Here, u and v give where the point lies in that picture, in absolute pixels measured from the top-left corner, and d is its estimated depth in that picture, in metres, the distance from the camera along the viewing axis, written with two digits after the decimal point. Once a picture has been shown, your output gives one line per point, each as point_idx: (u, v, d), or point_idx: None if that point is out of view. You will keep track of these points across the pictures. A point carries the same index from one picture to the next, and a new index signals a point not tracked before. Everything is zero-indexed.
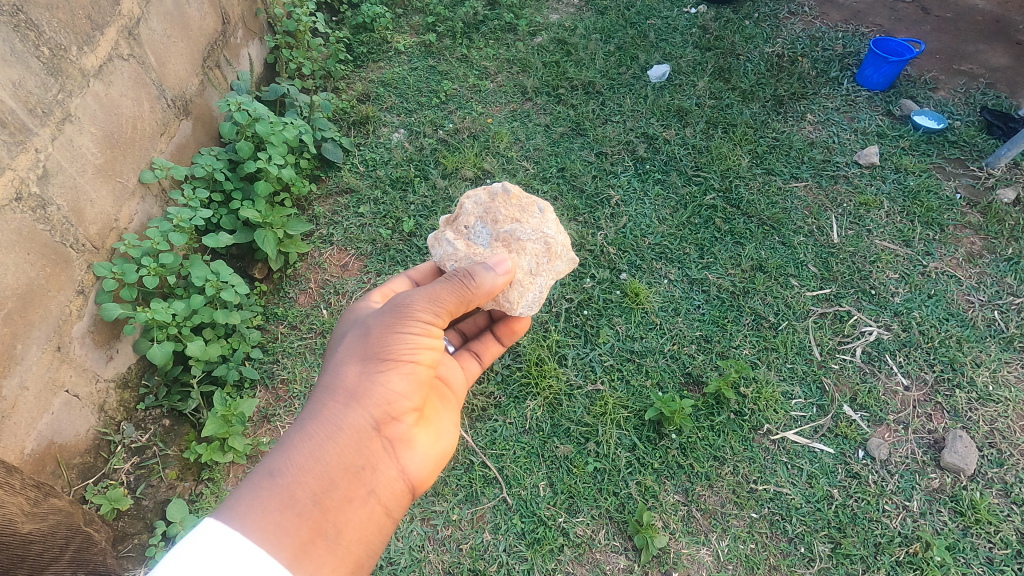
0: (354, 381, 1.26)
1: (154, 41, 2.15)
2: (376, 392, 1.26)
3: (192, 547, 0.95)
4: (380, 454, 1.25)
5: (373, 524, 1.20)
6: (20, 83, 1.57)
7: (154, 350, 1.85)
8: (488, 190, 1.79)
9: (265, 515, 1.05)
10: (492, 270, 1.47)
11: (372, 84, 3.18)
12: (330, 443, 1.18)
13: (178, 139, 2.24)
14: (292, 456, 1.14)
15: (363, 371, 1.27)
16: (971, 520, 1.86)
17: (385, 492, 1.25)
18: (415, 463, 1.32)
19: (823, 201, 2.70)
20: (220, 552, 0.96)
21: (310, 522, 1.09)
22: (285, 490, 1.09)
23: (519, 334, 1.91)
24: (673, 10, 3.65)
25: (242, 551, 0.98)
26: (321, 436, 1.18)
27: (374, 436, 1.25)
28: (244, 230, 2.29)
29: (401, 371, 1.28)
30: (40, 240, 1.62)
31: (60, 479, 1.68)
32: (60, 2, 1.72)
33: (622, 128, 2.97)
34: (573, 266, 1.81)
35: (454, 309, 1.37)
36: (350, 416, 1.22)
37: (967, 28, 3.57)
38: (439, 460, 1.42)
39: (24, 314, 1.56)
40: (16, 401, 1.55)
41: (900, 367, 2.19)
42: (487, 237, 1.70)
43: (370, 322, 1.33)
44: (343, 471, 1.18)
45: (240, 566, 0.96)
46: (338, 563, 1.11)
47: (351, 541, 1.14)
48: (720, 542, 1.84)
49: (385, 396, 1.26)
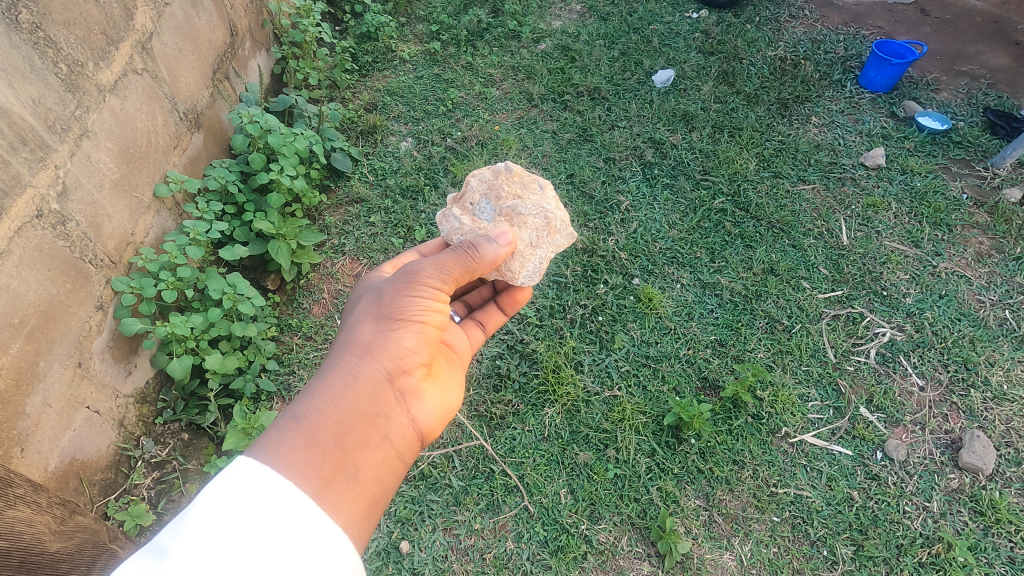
0: (369, 337, 1.31)
1: (167, 55, 2.16)
2: (389, 346, 1.31)
3: (231, 480, 0.96)
4: (393, 404, 1.28)
5: (388, 467, 1.21)
6: (39, 100, 1.57)
7: (174, 365, 1.85)
8: (492, 169, 1.85)
9: (291, 452, 1.06)
10: (495, 242, 1.54)
11: (378, 93, 3.19)
12: (347, 389, 1.21)
13: (191, 152, 2.24)
14: (313, 401, 1.16)
15: (377, 328, 1.32)
16: (992, 520, 1.87)
17: (398, 438, 1.26)
18: (425, 414, 1.35)
19: (831, 203, 2.72)
20: (246, 477, 0.98)
21: (332, 460, 1.10)
22: (309, 428, 1.11)
23: (522, 304, 1.95)
24: (675, 16, 3.68)
25: (275, 485, 0.98)
26: (339, 382, 1.21)
27: (387, 386, 1.28)
28: (257, 242, 2.29)
29: (412, 329, 1.34)
30: (60, 256, 1.62)
31: (83, 496, 1.69)
32: (76, 18, 1.72)
33: (629, 133, 2.98)
34: (572, 241, 1.82)
35: (460, 277, 1.44)
36: (365, 367, 1.26)
37: (966, 29, 3.60)
38: (446, 415, 1.44)
39: (45, 331, 1.56)
40: (40, 419, 1.54)
41: (914, 368, 2.21)
42: (490, 212, 1.76)
43: (382, 287, 1.40)
44: (359, 413, 1.20)
45: (271, 503, 0.96)
46: (358, 498, 1.10)
47: (368, 479, 1.14)
48: (742, 547, 1.84)
49: (397, 350, 1.31)
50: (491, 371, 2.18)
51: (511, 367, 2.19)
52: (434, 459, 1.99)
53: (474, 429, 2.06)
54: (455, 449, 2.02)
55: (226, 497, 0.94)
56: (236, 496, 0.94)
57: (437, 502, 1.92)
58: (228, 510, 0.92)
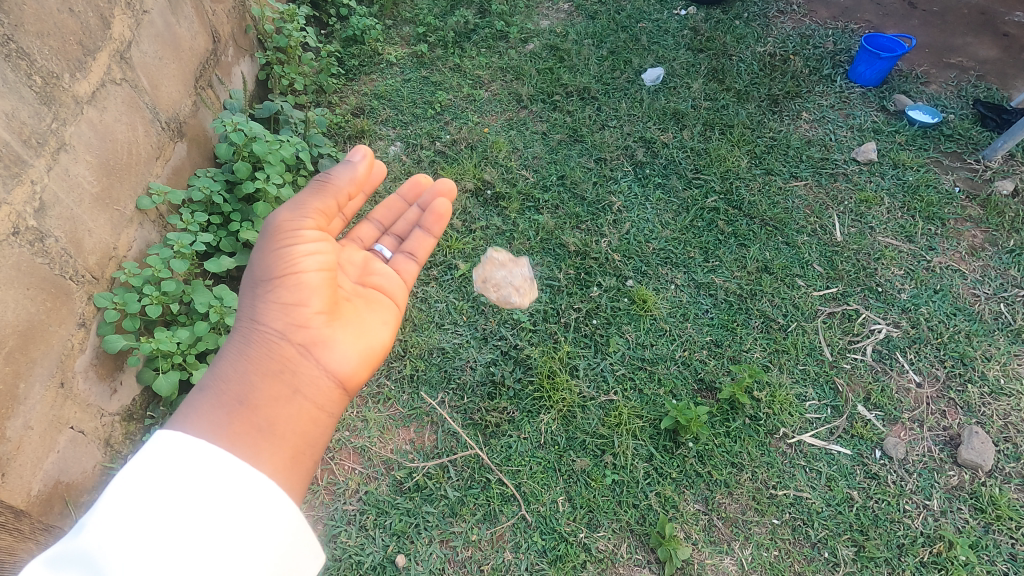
0: (256, 304, 1.34)
1: (147, 63, 2.11)
2: (277, 307, 1.33)
3: (136, 460, 1.00)
4: (299, 357, 1.30)
5: (307, 414, 1.25)
6: (13, 114, 1.53)
7: (160, 381, 1.82)
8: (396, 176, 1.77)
9: (192, 423, 1.11)
10: (348, 165, 1.52)
11: (365, 97, 3.14)
12: (245, 355, 1.26)
13: (174, 162, 2.20)
14: (212, 379, 1.21)
15: (263, 296, 1.35)
16: (992, 517, 1.86)
17: (314, 385, 1.29)
18: (341, 355, 1.36)
19: (823, 200, 2.70)
20: (149, 456, 1.01)
21: (239, 417, 1.15)
22: (214, 395, 1.18)
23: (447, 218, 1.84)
24: (664, 13, 3.65)
25: (189, 444, 1.04)
26: (239, 347, 1.27)
27: (286, 343, 1.30)
28: (244, 252, 2.25)
29: (302, 278, 1.36)
30: (39, 274, 1.58)
31: (69, 520, 1.62)
32: (50, 29, 1.67)
33: (620, 133, 2.95)
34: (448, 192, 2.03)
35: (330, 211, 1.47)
36: (259, 332, 1.30)
37: (954, 21, 3.58)
38: (373, 355, 1.44)
39: (25, 351, 1.52)
40: (21, 442, 1.49)
41: (911, 364, 2.20)
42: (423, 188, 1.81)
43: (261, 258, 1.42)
44: (264, 372, 1.25)
45: (177, 467, 1.00)
46: (277, 445, 1.16)
47: (284, 426, 1.19)
48: (743, 551, 1.82)
49: (285, 308, 1.33)
50: (485, 378, 2.16)
51: (506, 373, 2.16)
52: (429, 470, 1.97)
53: (469, 438, 2.03)
54: (450, 459, 1.99)
55: (129, 476, 0.97)
56: (141, 471, 0.98)
57: (433, 513, 1.88)
58: (137, 483, 0.97)
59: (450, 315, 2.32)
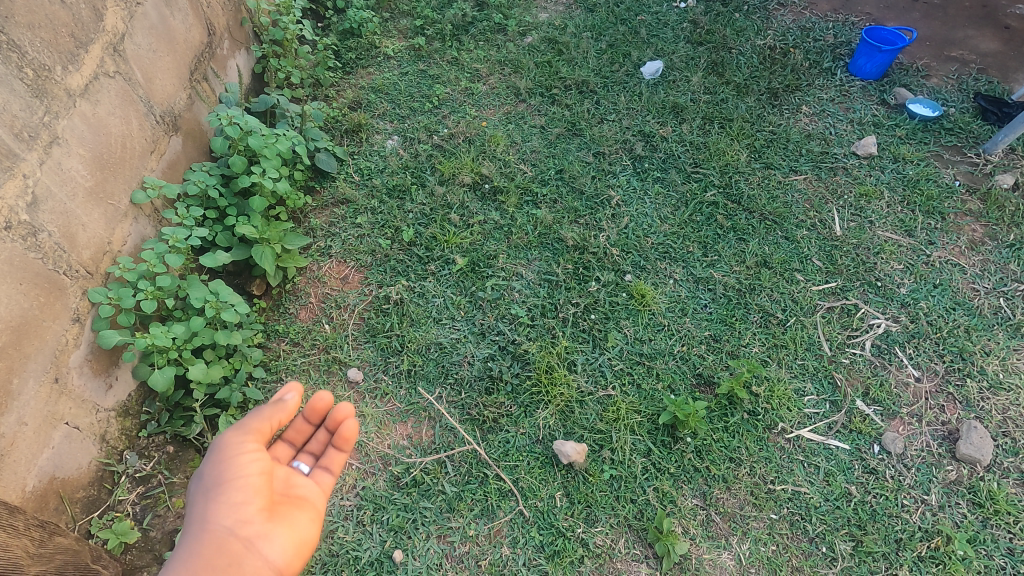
0: (199, 507, 1.31)
1: (141, 56, 2.09)
2: (221, 506, 1.30)
3: None
4: (243, 552, 1.27)
5: None
6: (4, 108, 1.51)
7: (155, 377, 1.80)
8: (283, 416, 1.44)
9: None
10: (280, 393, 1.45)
11: (363, 91, 3.12)
12: (191, 557, 1.23)
13: (168, 156, 2.18)
14: None
15: (205, 498, 1.32)
16: (991, 511, 1.86)
17: None
18: (278, 552, 1.31)
19: (823, 194, 2.68)
20: None
21: None
22: None
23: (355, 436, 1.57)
24: (663, 6, 3.62)
25: None
26: (185, 557, 1.24)
27: (233, 539, 1.28)
28: (240, 247, 2.23)
29: (238, 489, 1.34)
30: (32, 269, 1.56)
31: (64, 516, 1.64)
32: (41, 21, 1.65)
33: (619, 126, 2.93)
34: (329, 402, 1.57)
35: (268, 428, 1.43)
36: (207, 532, 1.27)
37: (956, 14, 3.56)
38: (310, 547, 1.38)
39: (19, 347, 1.51)
40: (15, 438, 1.49)
41: (910, 359, 2.19)
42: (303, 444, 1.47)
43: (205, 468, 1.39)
44: (209, 575, 1.22)
45: None
46: None
47: None
48: (741, 546, 1.82)
49: (229, 507, 1.31)
50: (483, 373, 2.15)
51: (504, 368, 2.15)
52: (426, 465, 1.96)
53: (466, 434, 2.02)
54: (448, 454, 1.99)
55: None
56: None
57: (430, 509, 1.88)
58: None
59: (447, 310, 2.31)
